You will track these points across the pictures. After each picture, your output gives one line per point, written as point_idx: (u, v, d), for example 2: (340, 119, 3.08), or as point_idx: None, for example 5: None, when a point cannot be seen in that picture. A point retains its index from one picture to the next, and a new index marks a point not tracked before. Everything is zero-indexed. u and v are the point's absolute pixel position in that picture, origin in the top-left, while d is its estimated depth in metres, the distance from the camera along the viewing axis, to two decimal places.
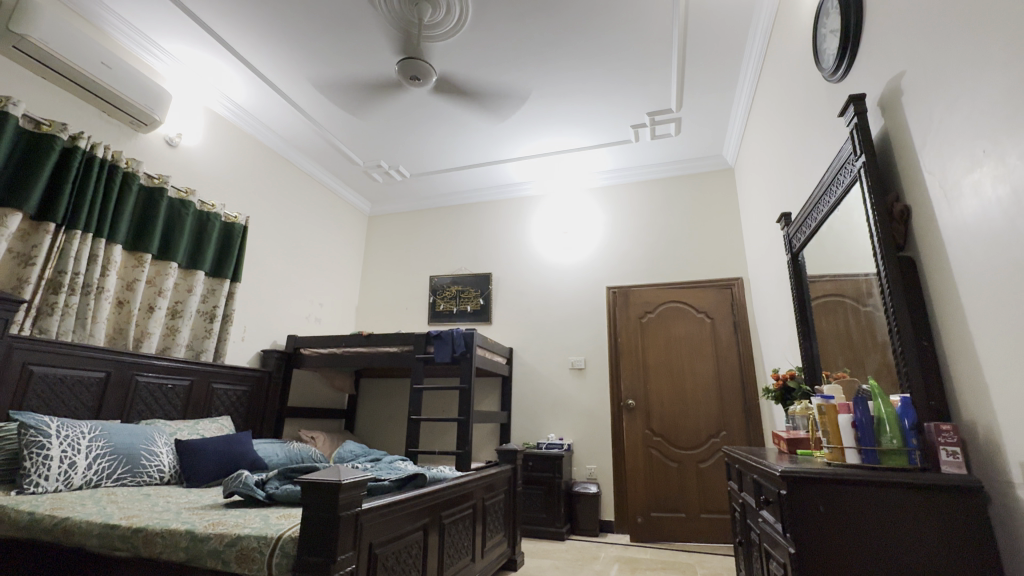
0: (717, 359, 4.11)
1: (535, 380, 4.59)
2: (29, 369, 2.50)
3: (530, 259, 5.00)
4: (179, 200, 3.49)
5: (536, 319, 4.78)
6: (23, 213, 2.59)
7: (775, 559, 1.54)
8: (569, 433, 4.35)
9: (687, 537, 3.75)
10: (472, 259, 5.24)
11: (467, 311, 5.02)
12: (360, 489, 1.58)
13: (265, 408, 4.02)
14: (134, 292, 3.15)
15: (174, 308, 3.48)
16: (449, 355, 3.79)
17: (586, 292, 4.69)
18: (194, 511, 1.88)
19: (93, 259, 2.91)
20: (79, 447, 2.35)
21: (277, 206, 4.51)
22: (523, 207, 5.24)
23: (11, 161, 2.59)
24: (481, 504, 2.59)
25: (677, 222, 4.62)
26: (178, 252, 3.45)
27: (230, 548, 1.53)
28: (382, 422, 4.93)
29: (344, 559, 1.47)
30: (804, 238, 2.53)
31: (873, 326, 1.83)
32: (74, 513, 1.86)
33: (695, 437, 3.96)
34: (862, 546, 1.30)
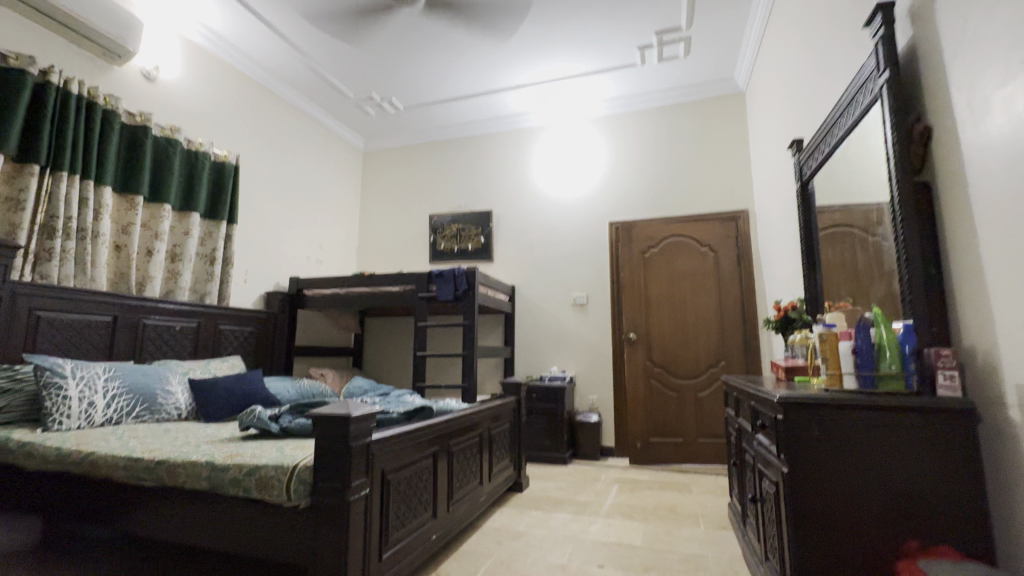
0: (719, 292, 4.12)
1: (538, 317, 4.64)
2: (36, 315, 2.52)
3: (531, 194, 4.88)
4: (165, 140, 3.35)
5: (538, 256, 4.75)
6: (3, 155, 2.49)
7: (768, 478, 1.62)
8: (571, 366, 4.47)
9: (684, 459, 3.97)
10: (472, 196, 5.12)
11: (469, 250, 4.98)
12: (369, 421, 1.63)
13: (274, 347, 4.11)
14: (130, 236, 3.11)
15: (173, 252, 3.45)
16: (451, 293, 3.81)
17: (588, 228, 4.62)
18: (212, 444, 1.97)
19: (84, 203, 2.84)
20: (96, 387, 2.42)
21: (268, 143, 4.35)
22: (523, 140, 5.03)
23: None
24: (487, 433, 2.71)
25: (683, 153, 4.44)
26: (170, 194, 3.37)
27: (249, 477, 1.61)
28: (389, 359, 5.06)
29: (358, 484, 1.55)
30: (816, 166, 2.44)
31: (881, 255, 1.80)
32: (98, 448, 1.95)
33: (694, 368, 4.07)
34: (852, 466, 1.35)
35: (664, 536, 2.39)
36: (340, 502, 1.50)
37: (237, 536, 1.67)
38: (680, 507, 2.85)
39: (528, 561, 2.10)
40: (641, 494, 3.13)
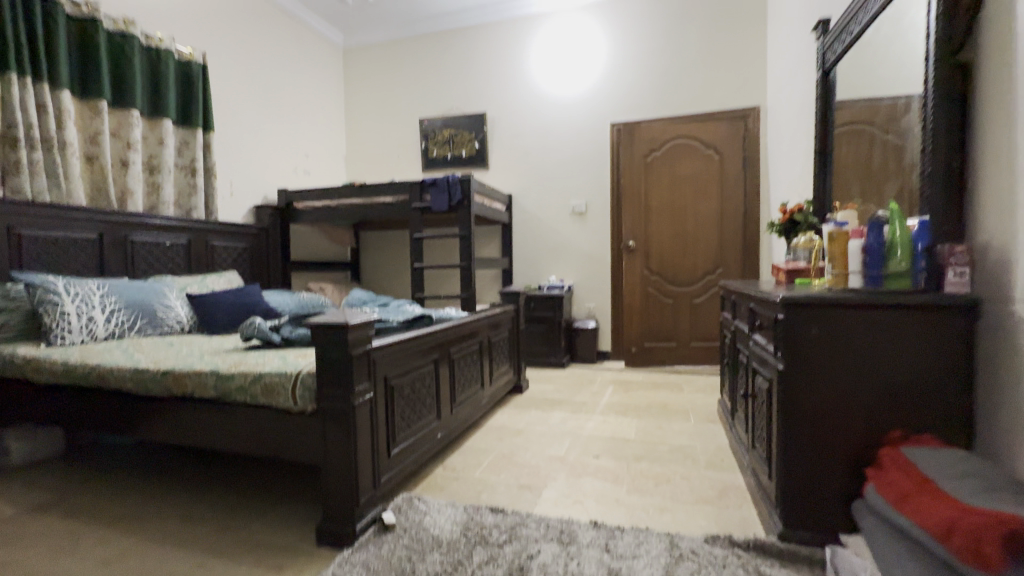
0: (722, 197, 3.99)
1: (536, 227, 4.55)
2: (17, 232, 2.43)
3: (528, 94, 4.54)
4: (120, 35, 2.98)
5: (536, 162, 4.53)
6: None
7: (762, 376, 1.66)
8: (569, 276, 4.47)
9: (677, 361, 4.12)
10: (464, 97, 4.76)
11: (463, 157, 4.74)
12: (368, 329, 1.63)
13: (269, 262, 4.07)
14: (101, 146, 2.91)
15: (150, 163, 3.26)
16: (446, 204, 3.68)
17: (588, 131, 4.36)
18: (215, 355, 1.99)
19: (43, 109, 2.62)
20: (93, 303, 2.41)
21: (236, 38, 3.92)
22: (518, 31, 4.56)
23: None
24: (487, 340, 2.76)
25: (694, 43, 4.04)
26: (136, 98, 3.10)
27: (255, 384, 1.65)
28: (386, 272, 5.05)
29: (362, 389, 1.58)
30: (841, 51, 2.21)
31: (901, 150, 1.69)
32: (103, 360, 1.98)
33: (692, 275, 4.07)
34: (848, 363, 1.37)
35: (656, 430, 2.54)
36: (346, 406, 1.54)
37: (250, 439, 1.75)
38: (673, 405, 3.00)
39: (529, 454, 2.24)
40: (634, 393, 3.29)
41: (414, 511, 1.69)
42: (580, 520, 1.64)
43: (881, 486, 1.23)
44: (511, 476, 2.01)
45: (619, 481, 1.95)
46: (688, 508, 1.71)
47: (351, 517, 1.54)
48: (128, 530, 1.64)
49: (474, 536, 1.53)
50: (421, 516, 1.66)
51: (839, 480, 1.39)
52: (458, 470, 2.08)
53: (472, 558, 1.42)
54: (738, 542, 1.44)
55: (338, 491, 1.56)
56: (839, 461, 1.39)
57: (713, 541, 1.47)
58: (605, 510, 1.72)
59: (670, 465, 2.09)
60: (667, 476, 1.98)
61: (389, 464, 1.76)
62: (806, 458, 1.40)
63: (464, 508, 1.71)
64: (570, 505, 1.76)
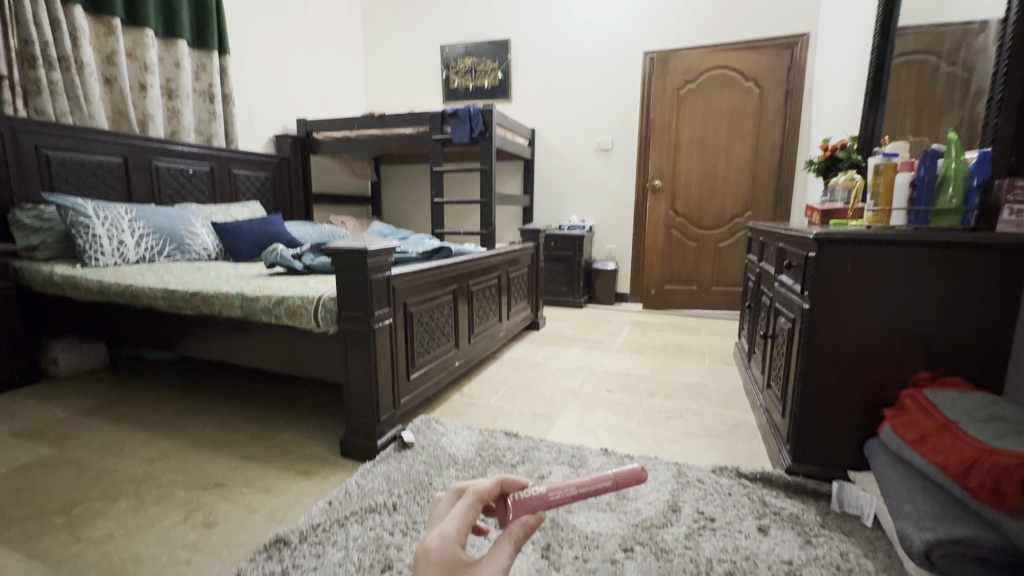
0: (758, 135, 3.78)
1: (559, 163, 4.43)
2: (87, 160, 2.66)
3: (554, 22, 4.25)
4: None
5: (561, 95, 4.33)
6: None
7: (784, 316, 1.62)
8: (591, 216, 4.40)
9: (697, 305, 4.08)
10: (488, 22, 4.47)
11: (485, 88, 4.55)
12: (388, 256, 1.63)
13: (292, 194, 4.07)
14: (117, 66, 2.84)
15: (168, 88, 3.19)
16: (467, 135, 3.52)
17: (617, 63, 4.11)
18: (241, 277, 2.04)
19: (57, 26, 2.54)
20: (122, 227, 2.46)
21: None
22: None
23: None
24: (506, 276, 2.77)
25: None
26: (116, 6, 2.81)
27: (279, 306, 1.68)
28: (407, 206, 5.08)
29: (381, 314, 1.61)
30: None
31: (967, 80, 1.55)
32: (136, 280, 2.05)
33: (719, 217, 3.94)
34: (883, 305, 1.31)
35: (671, 369, 2.57)
36: (366, 329, 1.58)
37: (277, 355, 1.84)
38: (689, 346, 3.00)
39: (544, 386, 2.29)
40: (652, 334, 3.29)
41: (432, 432, 1.76)
42: (591, 446, 1.70)
43: (900, 424, 1.23)
44: (526, 405, 2.07)
45: (631, 413, 1.99)
46: (697, 441, 1.75)
47: (373, 434, 1.63)
48: (171, 435, 1.78)
49: (489, 456, 1.61)
50: (439, 437, 1.74)
51: (854, 421, 1.39)
52: (475, 397, 2.16)
53: (487, 475, 1.50)
54: (745, 474, 1.47)
55: (360, 408, 1.64)
56: (856, 401, 1.37)
57: (720, 471, 1.51)
58: (616, 439, 1.77)
59: (682, 401, 2.12)
60: (679, 411, 2.02)
61: (408, 388, 1.83)
62: (823, 398, 1.40)
63: (480, 431, 1.78)
64: (582, 433, 1.82)
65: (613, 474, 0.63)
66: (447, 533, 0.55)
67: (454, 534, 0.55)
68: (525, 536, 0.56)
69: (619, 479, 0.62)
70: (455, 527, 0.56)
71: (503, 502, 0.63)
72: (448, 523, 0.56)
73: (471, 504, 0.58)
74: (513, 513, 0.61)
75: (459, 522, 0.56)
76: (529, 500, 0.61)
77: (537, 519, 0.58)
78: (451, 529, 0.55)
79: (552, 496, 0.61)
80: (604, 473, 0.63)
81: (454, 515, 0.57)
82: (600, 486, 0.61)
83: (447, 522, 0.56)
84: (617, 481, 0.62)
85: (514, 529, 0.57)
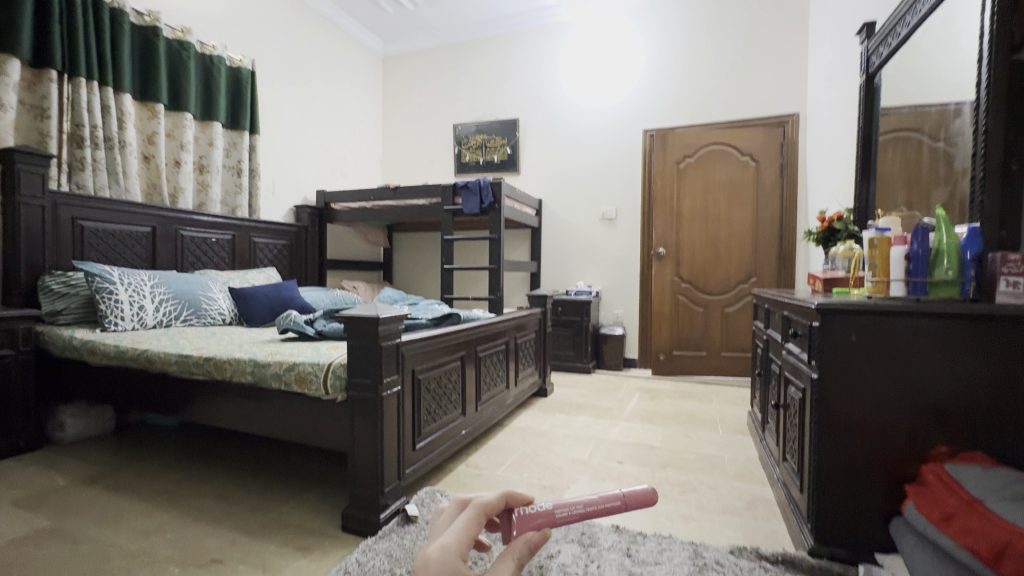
0: (757, 205, 3.91)
1: (565, 230, 4.58)
2: (118, 230, 2.82)
3: (559, 103, 4.59)
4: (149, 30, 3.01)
5: (566, 168, 4.57)
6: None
7: (794, 385, 1.61)
8: (598, 281, 4.47)
9: (707, 371, 4.03)
10: (498, 103, 4.84)
11: (495, 162, 4.82)
12: (398, 323, 1.67)
13: (307, 260, 4.22)
14: (156, 146, 3.09)
15: (200, 163, 3.43)
16: (477, 206, 3.70)
17: (619, 139, 4.37)
18: (254, 343, 2.08)
19: (107, 110, 2.81)
20: (144, 292, 2.56)
21: (286, 51, 4.14)
22: (547, 39, 4.63)
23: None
24: (513, 341, 2.78)
25: (729, 47, 3.98)
26: (161, 92, 3.10)
27: (289, 372, 1.70)
28: (417, 271, 5.22)
29: (389, 381, 1.63)
30: (885, 56, 2.15)
31: (950, 158, 1.64)
32: (151, 346, 2.10)
33: (724, 283, 3.99)
34: (892, 375, 1.31)
35: (683, 438, 2.50)
36: (374, 396, 1.59)
37: (283, 422, 1.83)
38: (701, 414, 2.94)
39: (552, 456, 2.23)
40: (662, 401, 3.23)
41: (436, 506, 1.71)
42: (602, 523, 1.62)
43: (923, 501, 1.18)
44: (533, 477, 2.01)
45: None
46: (712, 518, 1.67)
47: (375, 507, 1.58)
48: (170, 505, 1.74)
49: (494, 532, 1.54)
50: None
51: (876, 497, 1.33)
52: (481, 467, 2.10)
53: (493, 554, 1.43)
54: (766, 556, 1.39)
55: (364, 478, 1.60)
56: (876, 476, 1.33)
57: (739, 552, 1.43)
58: (628, 515, 1.70)
59: (696, 474, 2.05)
60: (693, 485, 1.94)
61: (413, 457, 1.79)
62: (841, 472, 1.35)
63: None
64: None
65: (622, 493, 0.65)
66: (452, 541, 0.59)
67: (459, 543, 0.59)
68: (530, 551, 0.59)
69: (626, 499, 0.64)
70: (460, 534, 0.60)
71: (508, 516, 0.67)
72: (452, 533, 0.60)
73: (475, 516, 0.62)
74: (518, 526, 0.65)
75: (464, 533, 0.60)
76: (533, 516, 0.65)
77: (542, 537, 0.61)
78: (457, 538, 0.59)
79: (558, 513, 0.65)
80: (613, 492, 0.65)
81: (459, 527, 0.61)
82: (601, 504, 0.63)
83: (452, 533, 0.60)
84: (624, 503, 0.64)
85: (519, 543, 0.60)
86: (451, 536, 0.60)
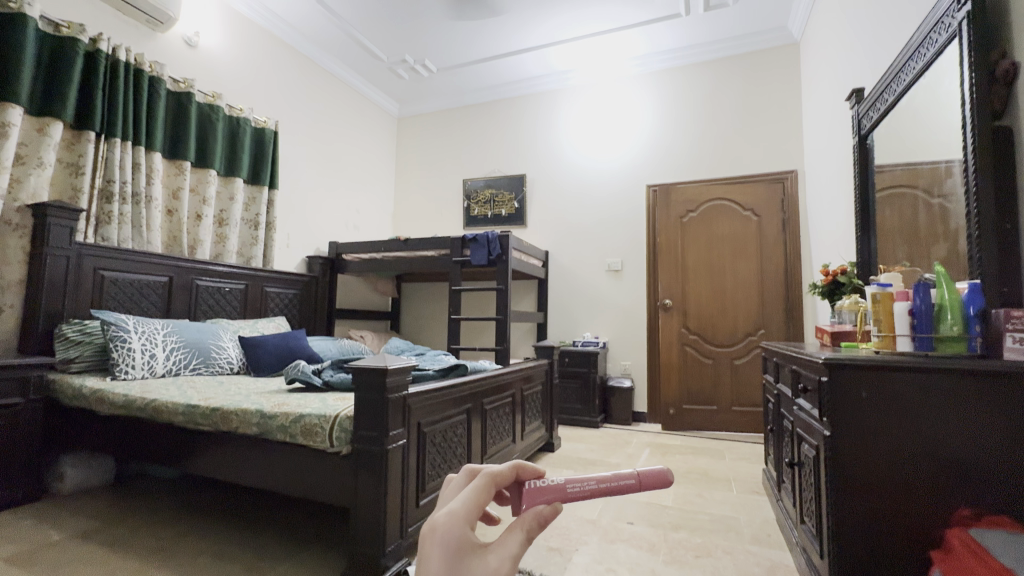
0: (762, 258, 3.97)
1: (572, 282, 4.64)
2: (136, 280, 2.90)
3: (565, 160, 4.79)
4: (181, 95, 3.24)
5: (572, 221, 4.70)
6: (21, 107, 2.47)
7: (807, 442, 1.58)
8: (604, 332, 4.47)
9: (719, 426, 3.92)
10: (507, 160, 5.05)
11: (502, 215, 4.97)
12: (406, 375, 1.68)
13: (316, 309, 4.27)
14: (180, 201, 3.24)
15: (220, 217, 3.58)
16: (485, 258, 3.78)
17: (623, 194, 4.52)
18: (261, 393, 2.09)
19: (137, 168, 2.98)
20: (156, 341, 2.60)
21: (308, 112, 4.41)
22: (552, 102, 4.91)
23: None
24: (520, 393, 2.76)
25: (726, 110, 4.20)
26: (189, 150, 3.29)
27: (296, 424, 1.69)
28: (425, 321, 5.25)
29: (395, 434, 1.62)
30: (876, 119, 2.26)
31: (946, 215, 1.68)
32: (159, 396, 2.11)
33: (732, 335, 3.98)
34: (906, 433, 1.28)
35: (695, 498, 2.41)
36: (380, 449, 1.57)
37: (286, 476, 1.80)
38: (714, 471, 2.85)
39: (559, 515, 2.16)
40: (673, 457, 3.15)
41: None
42: None
43: (950, 568, 1.13)
44: (540, 538, 1.93)
45: (655, 550, 1.83)
46: None
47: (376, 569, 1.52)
48: (164, 564, 1.68)
49: None
50: None
51: (901, 564, 1.27)
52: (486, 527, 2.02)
53: None
54: None
55: (366, 537, 1.56)
56: (899, 541, 1.27)
57: None
58: None
59: (710, 537, 1.96)
60: (708, 549, 1.86)
61: (417, 514, 1.74)
62: (862, 535, 1.30)
63: None
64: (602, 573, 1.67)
65: (637, 472, 0.51)
66: (455, 508, 0.46)
67: (464, 510, 0.46)
68: (543, 525, 0.46)
69: (644, 478, 0.50)
70: (466, 501, 0.46)
71: (518, 488, 0.54)
72: (458, 500, 0.47)
73: (486, 480, 0.48)
74: (528, 501, 0.51)
75: (471, 499, 0.47)
76: (545, 489, 0.51)
77: (555, 511, 0.48)
78: (460, 506, 0.46)
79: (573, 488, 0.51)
80: (626, 471, 0.50)
81: (466, 493, 0.47)
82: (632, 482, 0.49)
83: (456, 499, 0.47)
84: (642, 481, 0.50)
85: (529, 515, 0.47)
86: (454, 502, 0.47)
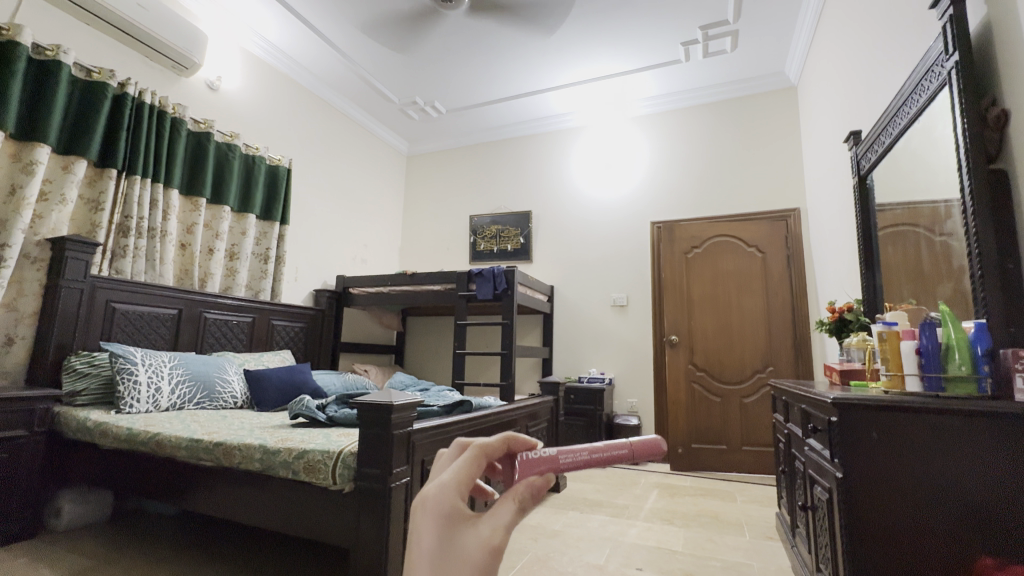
0: (767, 294, 3.97)
1: (577, 317, 4.64)
2: (146, 313, 2.94)
3: (569, 197, 4.89)
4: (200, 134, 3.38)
5: (577, 257, 4.75)
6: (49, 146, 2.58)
7: (820, 484, 1.54)
8: (610, 368, 4.43)
9: (730, 467, 3.82)
10: (513, 196, 5.16)
11: (508, 251, 5.03)
12: (411, 411, 1.68)
13: (322, 342, 4.28)
14: (194, 235, 3.32)
15: (232, 251, 3.65)
16: (491, 292, 3.81)
17: (627, 230, 4.58)
18: (264, 428, 2.08)
19: (155, 204, 3.08)
20: (162, 374, 2.61)
21: (321, 151, 4.56)
22: (557, 142, 5.05)
23: (34, 86, 2.58)
24: (524, 430, 2.72)
25: (727, 150, 4.30)
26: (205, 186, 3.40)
27: (298, 460, 1.68)
28: (430, 355, 5.24)
29: (399, 472, 1.59)
30: (875, 159, 2.31)
31: (949, 254, 1.69)
32: (162, 430, 2.10)
33: (740, 372, 3.93)
34: (921, 476, 1.25)
35: (707, 543, 2.33)
36: (383, 488, 1.55)
37: (286, 515, 1.76)
38: (724, 514, 2.77)
39: (565, 560, 2.09)
40: (681, 499, 3.06)
41: None
42: None
43: None
44: None
45: None
46: None
47: None
48: None
49: None
50: None
51: None
52: None
53: None
54: None
55: None
56: None
57: None
58: None
59: None
60: None
61: None
62: None
63: None
64: None
65: (630, 443, 0.56)
66: (443, 481, 0.45)
67: (452, 481, 0.44)
68: (536, 496, 0.43)
69: (635, 448, 0.56)
70: (453, 474, 0.45)
71: (510, 461, 0.52)
72: (446, 472, 0.45)
73: (476, 452, 0.47)
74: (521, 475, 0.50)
75: (459, 471, 0.45)
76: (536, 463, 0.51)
77: (548, 480, 0.45)
78: (450, 477, 0.45)
79: (564, 460, 0.52)
80: (620, 441, 0.55)
81: (454, 465, 0.46)
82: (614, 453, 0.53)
83: (446, 471, 0.46)
84: (633, 450, 0.56)
85: (521, 486, 0.45)
86: (443, 474, 0.45)
